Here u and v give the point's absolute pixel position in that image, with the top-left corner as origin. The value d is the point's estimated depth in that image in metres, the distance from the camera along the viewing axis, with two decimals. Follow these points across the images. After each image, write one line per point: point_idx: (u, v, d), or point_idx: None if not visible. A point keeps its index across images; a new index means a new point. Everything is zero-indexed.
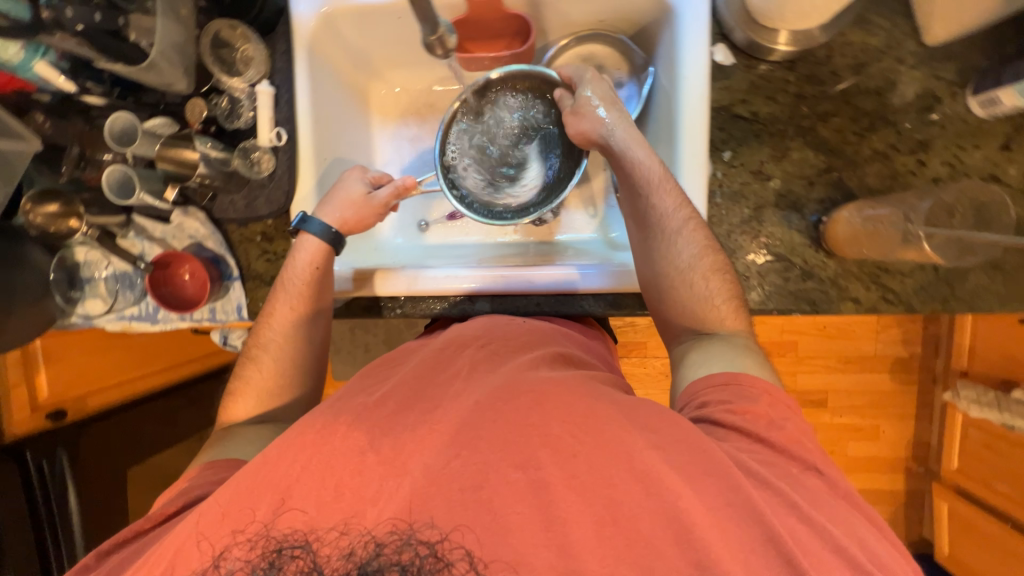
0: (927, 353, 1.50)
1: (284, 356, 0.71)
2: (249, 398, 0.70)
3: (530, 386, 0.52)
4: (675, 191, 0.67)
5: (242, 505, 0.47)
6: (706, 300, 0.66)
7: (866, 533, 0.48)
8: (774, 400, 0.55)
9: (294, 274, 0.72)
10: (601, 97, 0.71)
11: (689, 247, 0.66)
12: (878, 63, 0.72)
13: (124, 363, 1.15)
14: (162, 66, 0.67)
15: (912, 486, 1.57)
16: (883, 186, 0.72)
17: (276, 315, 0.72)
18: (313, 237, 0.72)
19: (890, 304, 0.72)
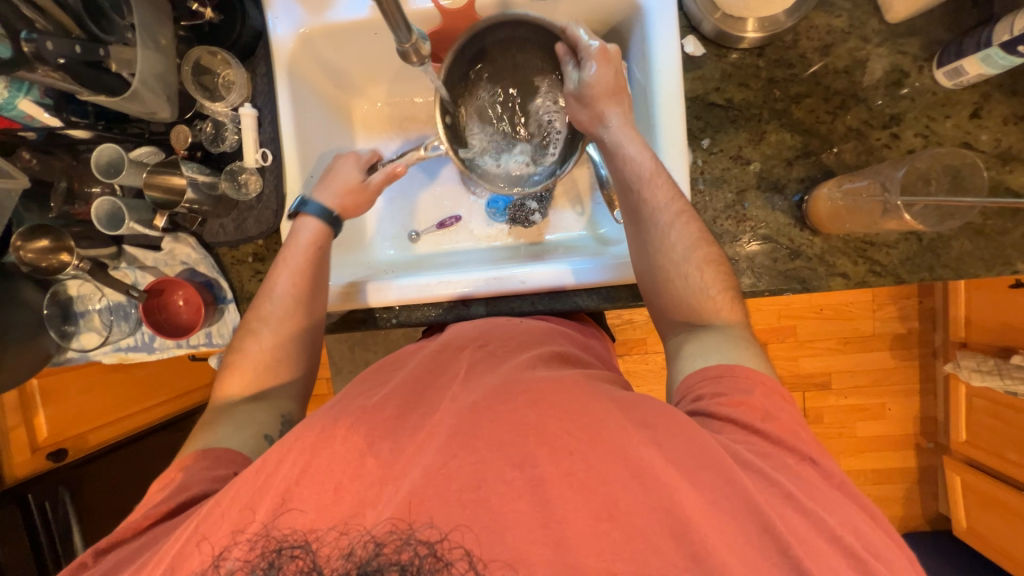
0: (924, 327, 1.51)
1: (281, 331, 0.70)
2: (242, 376, 0.68)
3: (527, 385, 0.52)
4: (667, 184, 0.67)
5: (242, 505, 0.46)
6: (699, 290, 0.65)
7: (859, 519, 0.48)
8: (768, 391, 0.55)
9: (296, 252, 0.72)
10: (604, 85, 0.70)
11: (682, 240, 0.66)
12: (844, 43, 0.74)
13: (123, 398, 1.15)
14: (145, 95, 0.68)
15: (922, 462, 1.57)
16: (859, 162, 0.74)
17: (274, 290, 0.71)
18: (312, 219, 0.73)
19: (879, 277, 0.73)
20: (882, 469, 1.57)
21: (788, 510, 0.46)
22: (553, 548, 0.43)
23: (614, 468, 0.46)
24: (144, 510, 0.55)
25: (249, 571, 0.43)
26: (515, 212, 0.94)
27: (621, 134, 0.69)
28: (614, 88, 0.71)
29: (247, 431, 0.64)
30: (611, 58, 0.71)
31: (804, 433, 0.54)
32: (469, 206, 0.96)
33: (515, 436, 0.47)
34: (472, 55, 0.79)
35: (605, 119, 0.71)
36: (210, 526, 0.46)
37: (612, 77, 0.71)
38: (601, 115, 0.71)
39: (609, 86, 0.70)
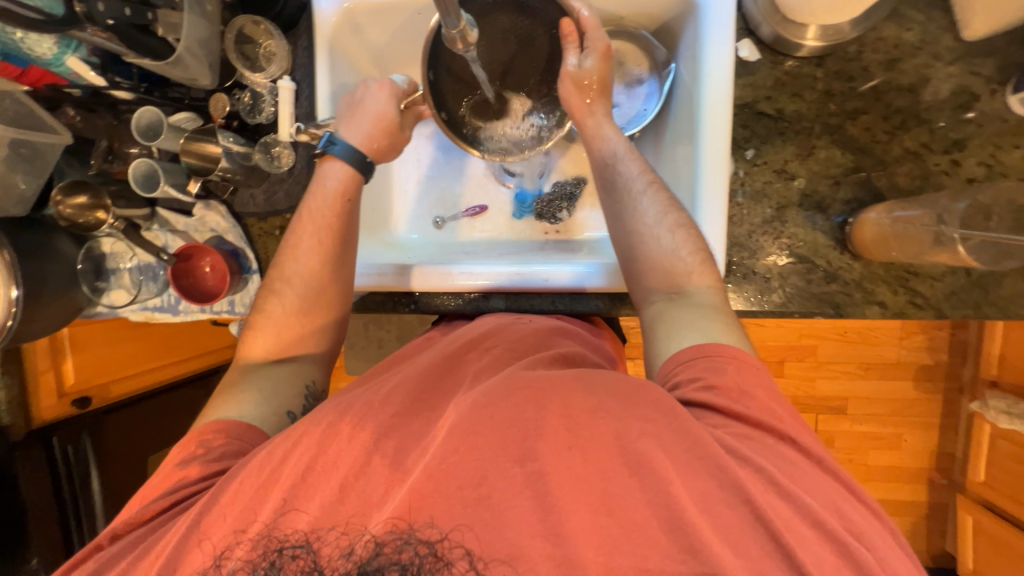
0: (954, 361, 1.45)
1: (308, 288, 0.71)
2: (270, 336, 0.70)
3: (527, 381, 0.51)
4: (639, 159, 0.71)
5: (248, 505, 0.48)
6: (674, 252, 0.65)
7: (889, 555, 0.46)
8: (741, 366, 0.54)
9: (322, 206, 0.71)
10: (600, 77, 0.70)
11: (653, 207, 0.67)
12: (912, 59, 0.69)
13: (137, 356, 1.17)
14: (188, 62, 0.69)
15: (933, 498, 1.52)
16: (913, 187, 0.70)
17: (299, 247, 0.71)
18: (339, 162, 0.72)
19: (918, 309, 0.70)
20: (891, 500, 1.53)
21: (810, 541, 0.43)
22: (556, 554, 0.42)
23: (622, 478, 0.45)
24: (167, 489, 0.55)
25: (250, 570, 0.43)
26: (542, 208, 0.92)
27: (601, 115, 0.72)
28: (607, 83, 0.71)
29: (272, 403, 0.64)
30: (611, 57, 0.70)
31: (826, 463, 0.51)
32: (496, 196, 0.95)
33: (524, 433, 0.47)
34: (499, 22, 0.70)
35: (590, 107, 0.72)
36: (229, 500, 0.48)
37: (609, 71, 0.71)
38: (586, 102, 0.72)
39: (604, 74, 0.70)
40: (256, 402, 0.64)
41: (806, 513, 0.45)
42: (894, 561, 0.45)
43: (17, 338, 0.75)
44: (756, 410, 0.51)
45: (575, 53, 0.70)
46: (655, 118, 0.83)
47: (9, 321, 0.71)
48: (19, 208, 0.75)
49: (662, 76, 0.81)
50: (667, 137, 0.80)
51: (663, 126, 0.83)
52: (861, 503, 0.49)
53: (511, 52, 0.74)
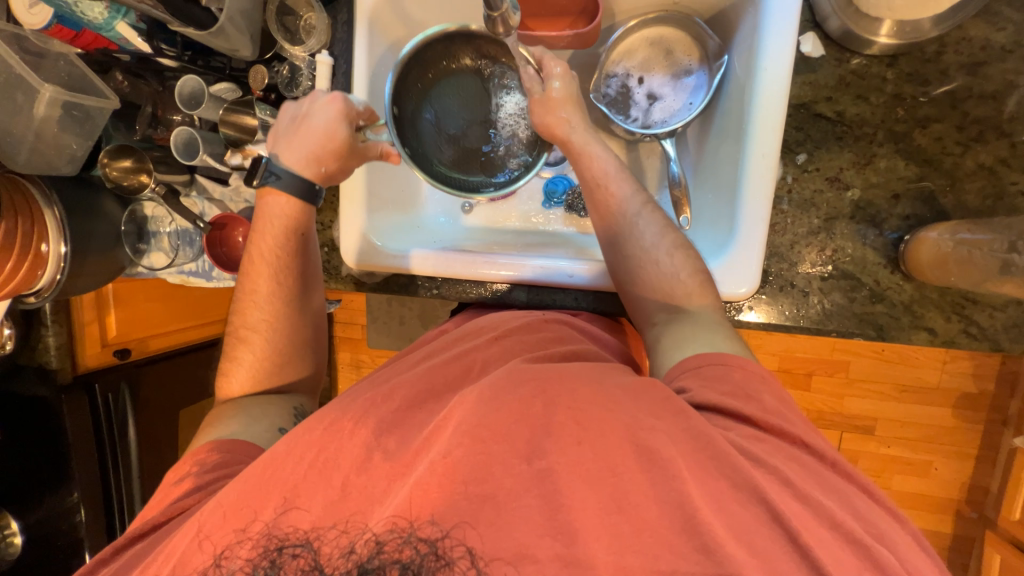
0: (1001, 392, 1.35)
1: (275, 327, 0.73)
2: (248, 375, 0.72)
3: (533, 373, 0.51)
4: (631, 180, 0.70)
5: (247, 503, 0.48)
6: (673, 275, 0.65)
7: None
8: (747, 374, 0.54)
9: (271, 247, 0.72)
10: (567, 93, 0.71)
11: (651, 227, 0.68)
12: (999, 63, 0.62)
13: (174, 316, 1.24)
14: (231, 32, 0.70)
15: (959, 531, 1.45)
16: (983, 207, 0.64)
17: (258, 293, 0.73)
18: (282, 187, 0.71)
19: (972, 339, 0.64)
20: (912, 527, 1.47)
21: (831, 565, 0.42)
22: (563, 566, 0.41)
23: (637, 493, 0.44)
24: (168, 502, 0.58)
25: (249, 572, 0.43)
26: (573, 200, 0.90)
27: (589, 138, 0.70)
28: (571, 97, 0.71)
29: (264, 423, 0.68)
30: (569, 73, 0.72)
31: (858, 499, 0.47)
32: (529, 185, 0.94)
33: (534, 434, 0.46)
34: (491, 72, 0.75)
35: (570, 124, 0.70)
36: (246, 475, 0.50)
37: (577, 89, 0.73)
38: (566, 118, 0.70)
39: (572, 93, 0.71)
40: (246, 424, 0.67)
41: (830, 541, 0.43)
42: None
43: (65, 291, 0.80)
44: (781, 434, 0.50)
45: (534, 82, 0.72)
46: (700, 115, 0.78)
47: (59, 276, 0.77)
48: (70, 166, 0.77)
49: (712, 68, 0.76)
50: (711, 137, 0.76)
51: (708, 122, 0.78)
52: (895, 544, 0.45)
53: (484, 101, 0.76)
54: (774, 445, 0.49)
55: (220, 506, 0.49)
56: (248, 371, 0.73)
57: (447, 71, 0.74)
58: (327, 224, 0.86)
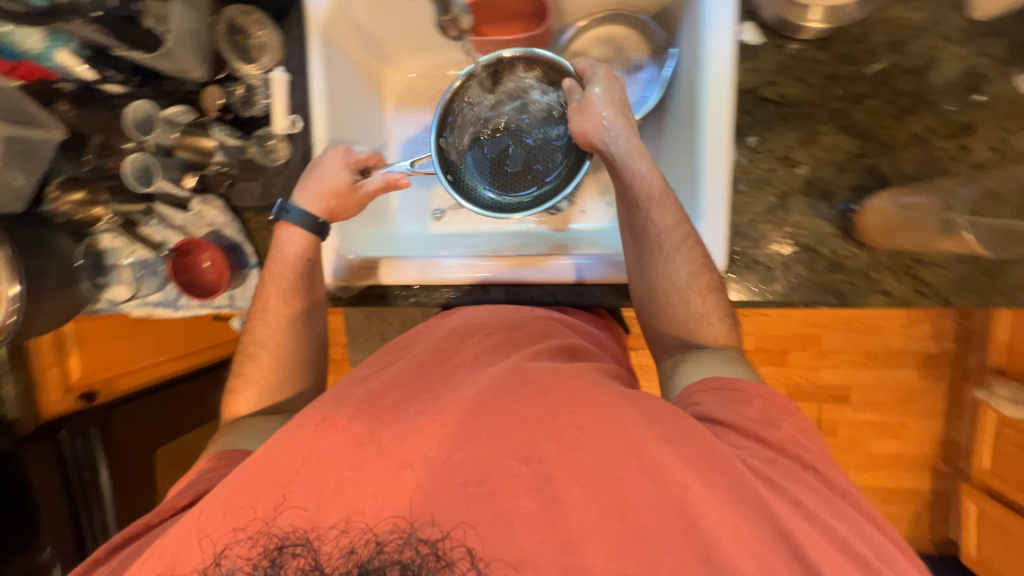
0: (960, 349, 1.43)
1: (281, 345, 0.75)
2: (254, 392, 0.74)
3: (535, 376, 0.52)
4: (674, 208, 0.66)
5: (242, 503, 0.47)
6: (699, 316, 0.66)
7: (889, 549, 0.46)
8: (767, 403, 0.55)
9: (283, 268, 0.75)
10: (610, 101, 0.67)
11: (686, 265, 0.66)
12: (920, 40, 0.67)
13: (138, 352, 1.16)
14: (180, 54, 0.69)
15: (935, 486, 1.52)
16: (921, 172, 0.68)
17: (266, 314, 0.75)
18: (294, 224, 0.74)
19: (925, 298, 0.68)
20: (895, 488, 1.53)
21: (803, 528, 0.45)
22: (563, 557, 0.42)
23: (622, 474, 0.45)
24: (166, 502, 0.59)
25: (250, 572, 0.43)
26: None
27: (633, 152, 0.65)
28: (619, 103, 0.67)
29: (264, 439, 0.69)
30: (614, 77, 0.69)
31: (813, 448, 0.53)
32: None
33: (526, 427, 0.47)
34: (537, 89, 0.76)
35: (610, 133, 0.66)
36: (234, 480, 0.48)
37: (620, 91, 0.69)
38: (606, 126, 0.66)
39: (614, 99, 0.67)
40: (251, 436, 0.68)
41: (801, 504, 0.46)
42: (874, 536, 0.47)
43: (19, 335, 0.76)
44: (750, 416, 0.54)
45: (576, 90, 0.70)
46: (654, 109, 0.81)
47: (13, 318, 0.72)
48: (19, 204, 0.75)
49: (662, 61, 0.79)
50: (668, 129, 0.79)
51: (663, 115, 0.81)
52: (854, 502, 0.50)
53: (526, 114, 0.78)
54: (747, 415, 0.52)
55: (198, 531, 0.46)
56: (255, 389, 0.74)
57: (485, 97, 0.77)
58: None
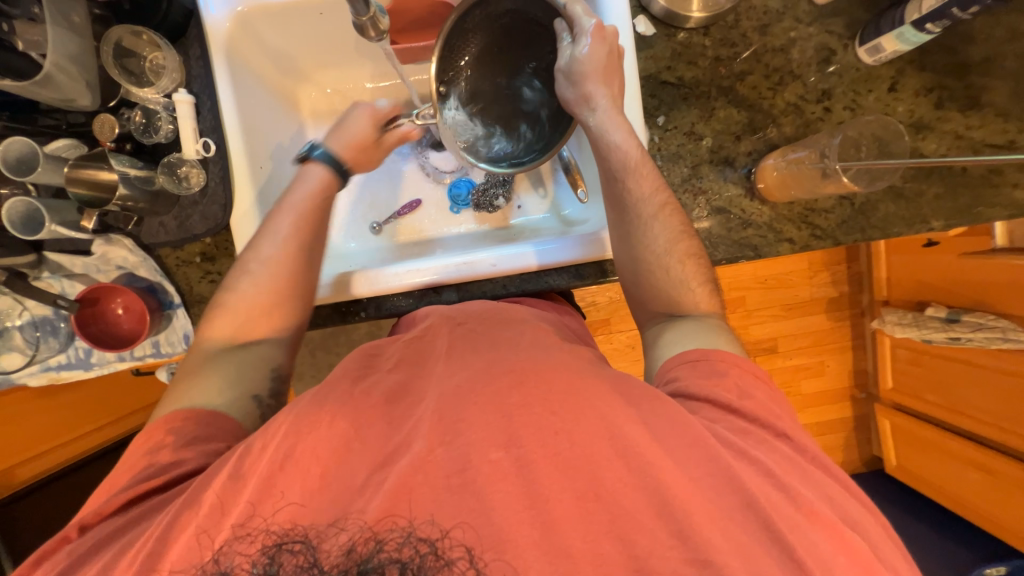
0: (853, 290, 1.65)
1: (279, 274, 0.67)
2: (233, 319, 0.65)
3: (510, 366, 0.52)
4: (651, 175, 0.69)
5: (207, 530, 0.44)
6: (683, 284, 0.67)
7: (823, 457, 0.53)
8: (743, 372, 0.56)
9: (302, 195, 0.70)
10: (597, 67, 0.67)
11: (665, 232, 0.68)
12: (779, 23, 0.79)
13: (58, 428, 1.04)
14: (61, 80, 0.63)
15: (856, 412, 1.74)
16: (798, 134, 0.79)
17: (275, 233, 0.68)
18: (319, 164, 0.72)
19: (820, 240, 0.79)
20: (825, 421, 1.72)
21: (765, 488, 0.46)
22: (544, 531, 0.43)
23: (596, 436, 0.47)
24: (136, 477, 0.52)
25: (249, 569, 0.40)
26: (478, 199, 0.95)
27: (614, 118, 0.69)
28: (604, 68, 0.68)
29: (236, 388, 0.61)
30: (605, 35, 0.67)
31: (783, 413, 0.54)
32: (429, 192, 0.98)
33: (501, 405, 0.48)
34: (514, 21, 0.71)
35: (592, 102, 0.69)
36: (192, 512, 0.44)
37: (606, 55, 0.68)
38: (590, 96, 0.69)
39: (600, 65, 0.67)
40: (226, 385, 0.60)
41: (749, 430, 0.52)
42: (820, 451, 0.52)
43: None
44: (714, 365, 0.57)
45: (567, 44, 0.69)
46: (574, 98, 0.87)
47: None
48: None
49: None
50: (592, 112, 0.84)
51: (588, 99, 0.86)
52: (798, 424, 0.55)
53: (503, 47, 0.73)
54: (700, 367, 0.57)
55: (166, 556, 0.43)
56: (233, 317, 0.65)
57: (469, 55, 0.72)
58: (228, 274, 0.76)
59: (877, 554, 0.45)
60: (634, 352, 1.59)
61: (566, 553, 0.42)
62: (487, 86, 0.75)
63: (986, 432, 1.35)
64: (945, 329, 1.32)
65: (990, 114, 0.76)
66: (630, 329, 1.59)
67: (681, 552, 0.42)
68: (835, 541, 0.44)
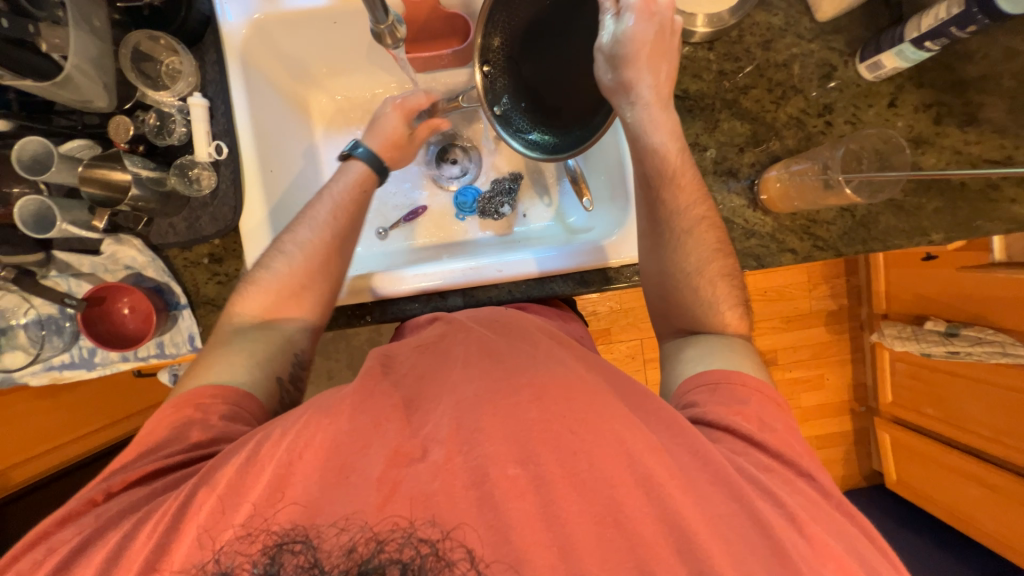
0: (853, 302, 1.66)
1: (314, 258, 0.69)
2: (265, 296, 0.67)
3: (530, 378, 0.51)
4: (688, 187, 0.70)
5: (216, 522, 0.44)
6: (711, 305, 0.68)
7: (820, 472, 0.53)
8: (763, 398, 0.57)
9: (343, 191, 0.74)
10: (642, 45, 0.66)
11: (698, 249, 0.70)
12: (782, 40, 0.81)
13: (125, 403, 1.16)
14: (80, 81, 0.65)
15: (857, 425, 1.73)
16: (800, 146, 0.81)
17: (315, 220, 0.72)
18: (359, 162, 0.77)
19: (822, 251, 0.80)
20: (824, 434, 1.72)
21: (754, 500, 0.47)
22: (549, 530, 0.43)
23: (602, 445, 0.47)
24: (162, 452, 0.54)
25: (251, 569, 0.40)
26: (484, 206, 0.96)
27: (656, 111, 0.70)
28: (653, 48, 0.68)
29: (260, 370, 0.62)
30: (653, 12, 0.67)
31: (802, 448, 0.55)
32: (434, 199, 0.99)
33: (511, 411, 0.48)
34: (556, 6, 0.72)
35: (633, 92, 0.68)
36: (196, 512, 0.45)
37: (655, 33, 0.68)
38: (632, 85, 0.68)
39: (646, 47, 0.67)
40: (247, 365, 0.62)
41: (751, 447, 0.54)
42: (813, 467, 0.53)
43: None
44: (734, 392, 0.58)
45: (611, 19, 0.67)
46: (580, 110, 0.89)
47: None
48: None
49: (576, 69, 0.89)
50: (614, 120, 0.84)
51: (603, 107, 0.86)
52: (800, 441, 0.56)
53: (548, 22, 0.73)
54: (723, 393, 0.58)
55: (170, 555, 0.44)
56: (266, 294, 0.67)
57: (514, 36, 0.74)
58: (234, 275, 0.76)
59: (867, 567, 0.46)
60: (635, 362, 1.59)
61: (569, 553, 0.43)
62: (529, 65, 0.75)
63: (981, 446, 1.35)
64: (945, 344, 1.32)
65: (988, 131, 0.78)
66: (630, 339, 1.59)
67: (674, 557, 0.43)
68: (822, 549, 0.45)
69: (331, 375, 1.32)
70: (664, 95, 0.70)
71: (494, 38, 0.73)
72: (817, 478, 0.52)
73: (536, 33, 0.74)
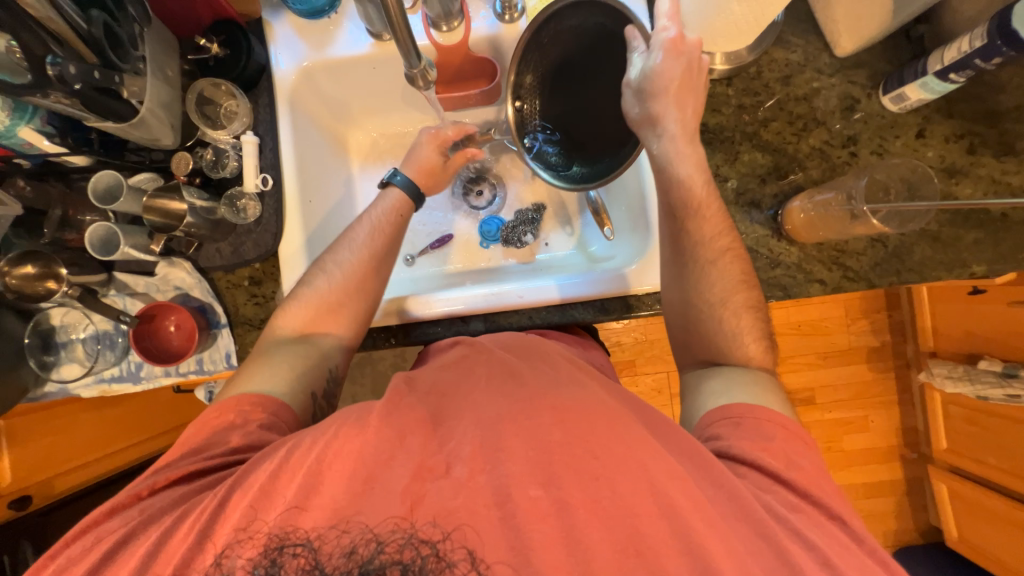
0: (896, 339, 1.57)
1: (352, 276, 0.73)
2: (306, 312, 0.71)
3: (552, 402, 0.51)
4: (713, 219, 0.71)
5: (238, 527, 0.46)
6: (734, 336, 0.67)
7: (851, 515, 0.50)
8: (790, 435, 0.55)
9: (382, 215, 0.79)
10: (671, 82, 0.69)
11: (722, 281, 0.69)
12: (801, 75, 0.82)
13: (165, 419, 1.22)
14: (152, 122, 0.73)
15: (909, 473, 1.60)
16: (824, 176, 0.80)
17: (354, 241, 0.76)
18: (397, 189, 0.82)
19: (852, 282, 0.78)
20: (870, 482, 1.59)
21: (774, 534, 0.46)
22: (569, 555, 0.43)
23: (619, 471, 0.46)
24: (196, 451, 0.56)
25: (251, 572, 0.43)
26: (508, 234, 1.00)
27: (683, 144, 0.71)
28: (680, 85, 0.70)
29: (295, 382, 0.65)
30: (682, 50, 0.69)
31: (828, 486, 0.52)
32: (461, 228, 1.03)
33: (528, 432, 0.48)
34: (583, 44, 0.76)
35: (660, 126, 0.71)
36: (222, 518, 0.47)
37: (682, 71, 0.69)
38: (660, 120, 0.70)
39: (674, 83, 0.69)
40: (285, 377, 0.65)
41: (776, 482, 0.52)
42: (842, 508, 0.50)
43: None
44: (761, 424, 0.56)
45: (641, 55, 0.70)
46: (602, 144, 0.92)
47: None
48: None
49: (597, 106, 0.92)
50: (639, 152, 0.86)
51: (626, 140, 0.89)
52: (829, 480, 0.53)
53: (575, 58, 0.77)
54: (749, 425, 0.56)
55: (195, 558, 0.46)
56: (306, 309, 0.71)
57: (546, 74, 0.78)
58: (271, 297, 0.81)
59: None
60: (660, 396, 1.55)
61: None
62: (558, 101, 0.79)
63: None
64: (1002, 386, 1.22)
65: None
66: (655, 371, 1.55)
67: None
68: None
69: (355, 398, 1.34)
70: (691, 129, 0.72)
71: (526, 76, 0.78)
72: (848, 517, 0.49)
73: (564, 71, 0.78)
